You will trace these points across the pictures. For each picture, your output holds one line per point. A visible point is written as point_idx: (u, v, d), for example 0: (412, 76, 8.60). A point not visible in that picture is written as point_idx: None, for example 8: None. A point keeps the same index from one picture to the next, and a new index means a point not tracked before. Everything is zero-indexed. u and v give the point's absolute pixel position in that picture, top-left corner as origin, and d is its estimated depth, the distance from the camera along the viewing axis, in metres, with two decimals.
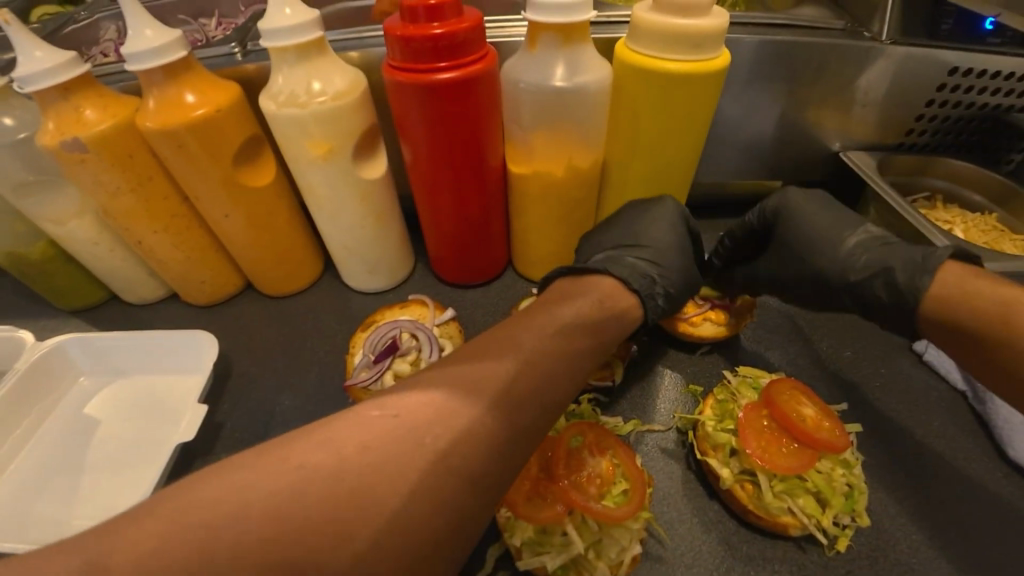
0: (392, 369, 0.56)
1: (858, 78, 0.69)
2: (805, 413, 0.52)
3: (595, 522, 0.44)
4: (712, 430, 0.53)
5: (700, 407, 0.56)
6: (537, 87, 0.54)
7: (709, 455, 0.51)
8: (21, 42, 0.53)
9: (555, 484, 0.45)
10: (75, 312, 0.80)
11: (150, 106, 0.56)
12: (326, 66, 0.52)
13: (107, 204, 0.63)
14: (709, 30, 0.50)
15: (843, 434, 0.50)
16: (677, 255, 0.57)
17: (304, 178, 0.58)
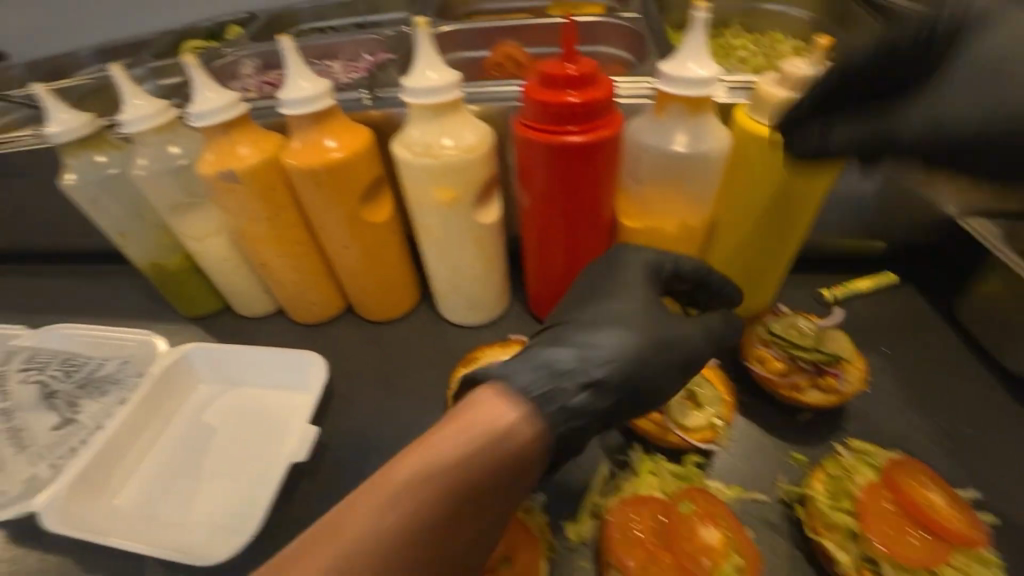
0: None
1: None
2: (932, 500, 0.49)
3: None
4: (827, 510, 0.50)
5: (809, 480, 0.53)
6: (656, 150, 0.57)
7: (822, 535, 0.49)
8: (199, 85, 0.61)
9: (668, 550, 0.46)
10: (195, 318, 0.87)
11: (295, 146, 0.62)
12: (459, 123, 0.57)
13: (245, 228, 0.69)
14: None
15: (979, 527, 0.47)
16: (617, 339, 0.50)
17: (425, 219, 0.62)
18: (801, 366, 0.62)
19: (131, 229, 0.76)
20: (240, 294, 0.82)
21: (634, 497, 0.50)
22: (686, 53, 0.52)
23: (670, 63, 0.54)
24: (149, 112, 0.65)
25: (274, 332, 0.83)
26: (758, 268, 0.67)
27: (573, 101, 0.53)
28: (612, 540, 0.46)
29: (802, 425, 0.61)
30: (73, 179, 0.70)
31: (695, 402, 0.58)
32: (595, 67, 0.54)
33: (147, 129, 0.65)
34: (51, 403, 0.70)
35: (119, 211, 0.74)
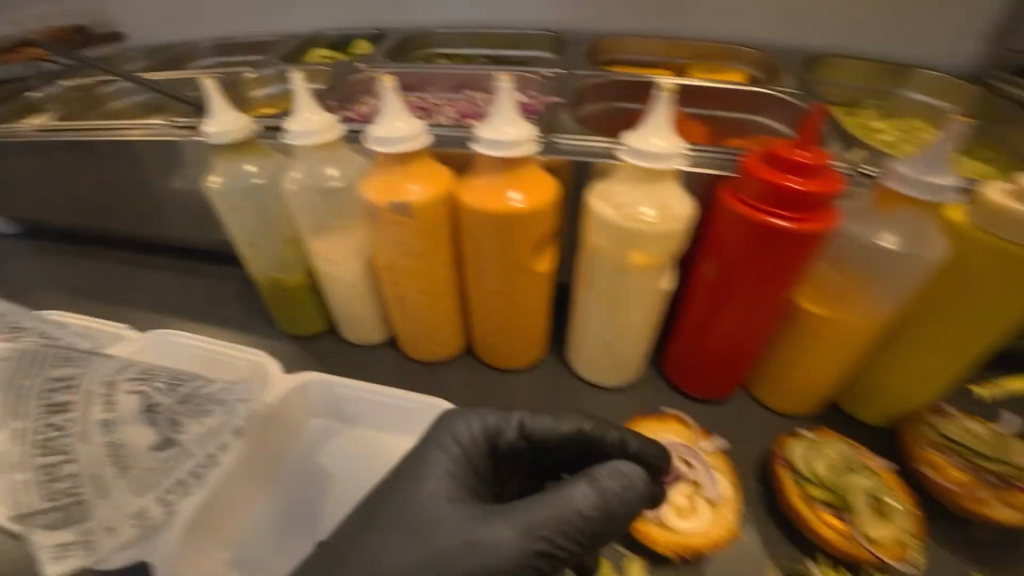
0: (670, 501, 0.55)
1: None
2: None
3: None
4: None
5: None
6: (864, 245, 0.55)
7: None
8: (390, 111, 0.58)
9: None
10: (297, 336, 0.83)
11: (479, 188, 0.58)
12: (668, 192, 0.54)
13: (394, 260, 0.65)
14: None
15: None
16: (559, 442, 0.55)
17: (599, 278, 0.60)
18: (985, 481, 0.59)
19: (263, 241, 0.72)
20: (354, 320, 0.77)
21: None
22: (923, 157, 0.50)
23: (906, 163, 0.51)
24: (319, 127, 0.62)
25: (383, 364, 0.79)
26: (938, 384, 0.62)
27: (796, 189, 0.51)
28: None
29: (972, 548, 0.58)
30: (217, 185, 0.66)
31: (883, 512, 0.54)
32: (827, 159, 0.51)
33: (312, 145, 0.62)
34: (153, 418, 0.57)
35: (253, 221, 0.70)
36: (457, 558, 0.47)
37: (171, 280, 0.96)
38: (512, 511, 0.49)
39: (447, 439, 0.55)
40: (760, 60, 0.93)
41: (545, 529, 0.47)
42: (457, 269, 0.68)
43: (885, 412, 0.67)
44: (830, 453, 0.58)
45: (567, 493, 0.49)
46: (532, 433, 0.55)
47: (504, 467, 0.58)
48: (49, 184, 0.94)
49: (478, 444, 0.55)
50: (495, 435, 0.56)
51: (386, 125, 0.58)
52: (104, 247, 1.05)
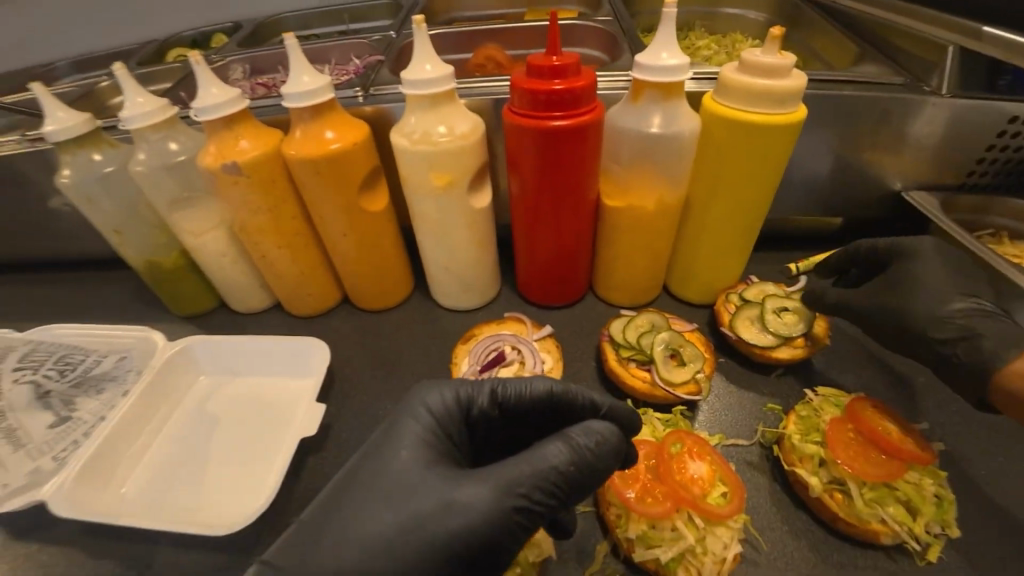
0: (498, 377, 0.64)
1: (918, 124, 0.73)
2: (888, 427, 0.56)
3: (703, 520, 0.49)
4: (799, 443, 0.56)
5: (785, 423, 0.60)
6: (635, 133, 0.63)
7: (797, 467, 0.55)
8: (201, 81, 0.63)
9: (663, 483, 0.51)
10: (188, 317, 0.88)
11: (296, 137, 0.65)
12: (453, 112, 0.61)
13: (245, 220, 0.71)
14: (789, 86, 0.57)
15: (927, 447, 0.54)
16: (528, 405, 0.52)
17: (422, 204, 0.66)
18: (772, 329, 0.68)
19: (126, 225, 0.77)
20: (234, 289, 0.83)
21: (633, 440, 0.56)
22: (658, 47, 0.59)
23: (644, 54, 0.60)
24: (151, 109, 0.67)
25: (270, 326, 0.85)
26: (731, 248, 0.72)
27: (557, 90, 0.58)
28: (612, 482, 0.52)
29: (773, 378, 0.68)
30: (66, 178, 0.71)
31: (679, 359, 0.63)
32: (575, 58, 0.59)
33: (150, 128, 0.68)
34: (46, 403, 0.68)
35: (111, 209, 0.75)
36: (438, 525, 0.40)
37: (68, 289, 0.99)
38: (488, 470, 0.43)
39: (420, 408, 0.49)
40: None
41: (524, 486, 0.42)
42: (309, 223, 0.75)
43: (704, 286, 0.77)
44: (640, 322, 0.68)
45: (541, 449, 0.45)
46: (504, 399, 0.51)
47: (474, 437, 0.53)
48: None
49: (449, 411, 0.49)
50: (468, 403, 0.51)
51: (201, 93, 0.63)
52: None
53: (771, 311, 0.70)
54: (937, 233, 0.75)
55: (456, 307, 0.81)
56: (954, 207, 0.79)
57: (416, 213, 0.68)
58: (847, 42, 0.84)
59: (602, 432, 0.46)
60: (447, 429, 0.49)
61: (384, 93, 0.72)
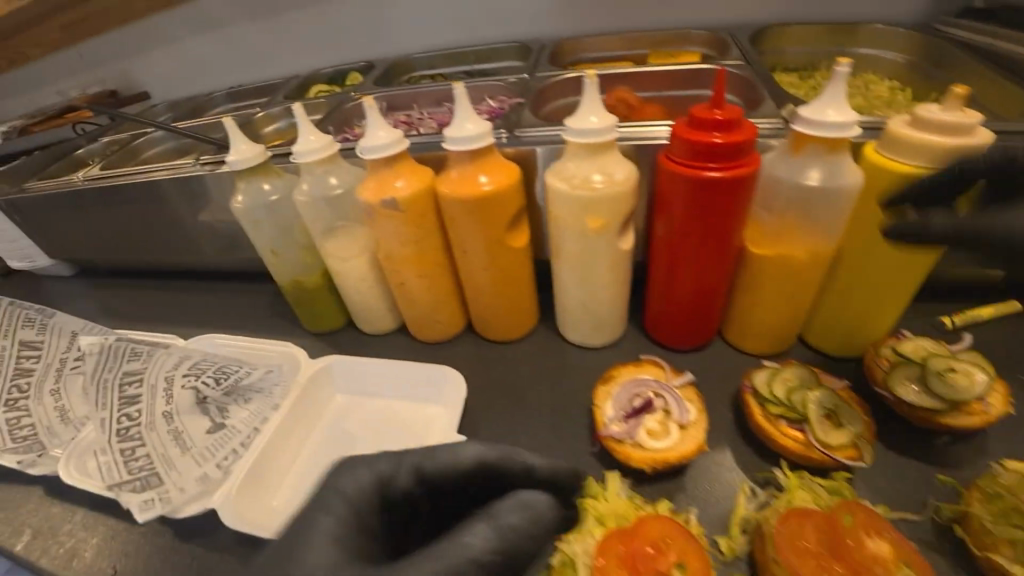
0: (645, 426, 0.63)
1: None
2: None
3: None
4: (992, 526, 0.50)
5: (966, 498, 0.54)
6: (790, 184, 0.62)
7: (993, 552, 0.50)
8: (371, 123, 0.68)
9: (842, 558, 0.48)
10: (318, 333, 0.94)
11: (452, 177, 0.69)
12: (611, 160, 0.64)
13: (392, 250, 0.75)
14: (974, 145, 0.54)
15: None
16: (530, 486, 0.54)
17: (573, 244, 0.69)
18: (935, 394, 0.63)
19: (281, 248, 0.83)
20: (367, 312, 0.88)
21: (796, 509, 0.52)
22: (822, 104, 0.58)
23: (808, 108, 0.59)
24: (318, 145, 0.73)
25: (396, 348, 0.89)
26: (885, 304, 0.68)
27: (717, 142, 0.59)
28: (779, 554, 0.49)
29: (937, 448, 0.63)
30: (241, 203, 0.78)
31: (836, 420, 0.60)
32: (738, 111, 0.60)
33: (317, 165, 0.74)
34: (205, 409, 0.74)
35: (271, 233, 0.82)
36: None
37: (209, 299, 1.09)
38: None
39: (346, 474, 0.52)
40: (708, 40, 1.02)
41: None
42: (449, 255, 0.79)
43: (845, 340, 0.73)
44: (788, 376, 0.65)
45: (463, 539, 0.49)
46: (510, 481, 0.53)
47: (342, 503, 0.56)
48: (99, 227, 1.08)
49: (371, 492, 0.51)
50: (386, 481, 0.53)
51: (370, 134, 0.68)
52: (149, 280, 1.19)
53: (937, 372, 0.63)
54: None
55: (582, 342, 0.83)
56: None
57: (560, 250, 0.72)
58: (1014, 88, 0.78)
59: (522, 510, 0.51)
60: (350, 502, 0.50)
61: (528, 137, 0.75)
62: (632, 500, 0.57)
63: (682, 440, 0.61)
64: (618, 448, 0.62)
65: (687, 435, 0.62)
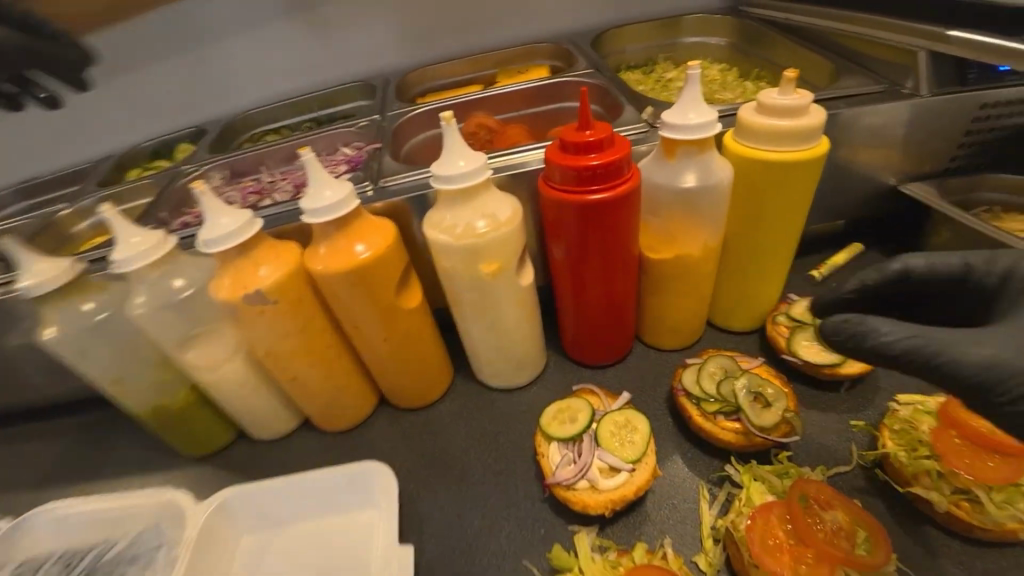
0: (597, 463, 0.59)
1: (889, 124, 0.78)
2: (832, 519, 0.52)
3: (856, 572, 0.49)
4: (910, 460, 0.58)
5: (882, 441, 0.62)
6: (666, 188, 0.63)
7: (915, 485, 0.57)
8: (212, 210, 0.58)
9: (810, 544, 0.50)
10: (202, 457, 0.78)
11: (322, 251, 0.60)
12: (491, 200, 0.58)
13: (273, 347, 0.64)
14: (806, 126, 0.59)
15: (883, 540, 0.50)
16: None
17: (461, 293, 0.63)
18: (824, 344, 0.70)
19: (144, 380, 0.69)
20: (259, 419, 0.75)
21: (758, 508, 0.54)
22: (683, 107, 0.58)
23: (670, 112, 0.59)
24: (146, 247, 0.60)
25: (301, 452, 0.76)
26: (772, 274, 0.73)
27: (592, 166, 0.57)
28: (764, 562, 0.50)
29: (843, 392, 0.71)
30: (52, 335, 0.62)
31: (764, 401, 0.63)
32: (613, 129, 0.58)
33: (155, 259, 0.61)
34: None
35: (104, 355, 0.66)
36: None
37: (41, 450, 0.85)
38: None
39: None
40: (553, 52, 1.04)
41: None
42: (339, 332, 0.69)
43: (749, 314, 0.77)
44: (713, 369, 0.67)
45: None
46: None
47: None
48: None
49: None
50: None
51: (212, 223, 0.58)
52: None
53: None
54: (946, 221, 0.80)
55: (495, 383, 0.77)
56: (951, 190, 0.84)
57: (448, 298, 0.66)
58: (818, 57, 0.88)
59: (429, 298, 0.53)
60: None
61: (397, 184, 0.71)
62: (605, 557, 0.54)
63: (637, 472, 0.59)
64: (570, 495, 0.57)
65: (640, 471, 0.59)
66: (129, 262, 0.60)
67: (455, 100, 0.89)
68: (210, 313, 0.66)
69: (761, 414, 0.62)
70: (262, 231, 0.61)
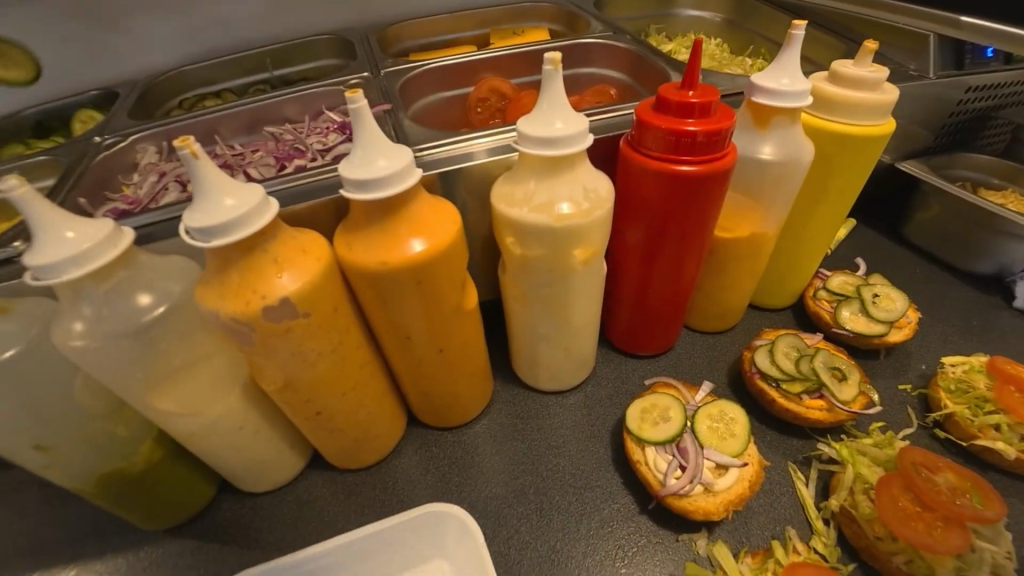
0: (707, 463, 0.53)
1: (903, 102, 0.80)
2: (942, 479, 0.52)
3: (976, 528, 0.49)
4: (976, 416, 0.60)
5: (941, 400, 0.63)
6: (747, 157, 0.58)
7: (981, 438, 0.59)
8: (206, 188, 0.40)
9: (935, 507, 0.49)
10: (178, 527, 0.58)
11: (366, 242, 0.46)
12: (585, 173, 0.48)
13: (297, 373, 0.48)
14: (885, 99, 0.58)
15: (993, 494, 0.50)
16: None
17: (539, 290, 0.53)
18: (869, 316, 0.71)
19: (92, 439, 0.49)
20: (259, 467, 0.57)
21: (876, 480, 0.52)
22: (779, 70, 0.54)
23: (762, 75, 0.55)
24: (93, 245, 0.41)
25: (318, 498, 0.60)
26: (819, 251, 0.72)
27: (690, 131, 0.50)
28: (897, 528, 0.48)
29: (883, 358, 0.72)
30: None
31: (841, 376, 0.62)
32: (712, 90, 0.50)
33: (108, 261, 0.42)
34: None
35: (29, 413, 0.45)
36: None
37: None
38: None
39: None
40: (553, 13, 0.93)
41: None
42: (373, 344, 0.54)
43: (792, 291, 0.76)
44: (785, 349, 0.64)
45: None
46: None
47: None
48: None
49: None
50: None
51: (208, 207, 0.40)
52: None
53: (870, 302, 0.72)
54: (939, 197, 0.86)
55: (547, 387, 0.67)
56: (935, 168, 0.90)
57: (517, 292, 0.55)
58: (823, 35, 0.89)
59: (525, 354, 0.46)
60: None
61: (431, 157, 0.57)
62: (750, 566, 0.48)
63: (746, 466, 0.54)
64: (685, 503, 0.51)
65: (748, 464, 0.54)
66: (66, 270, 0.40)
67: (456, 59, 0.74)
68: (195, 336, 0.48)
69: (846, 390, 0.61)
70: (277, 219, 0.45)
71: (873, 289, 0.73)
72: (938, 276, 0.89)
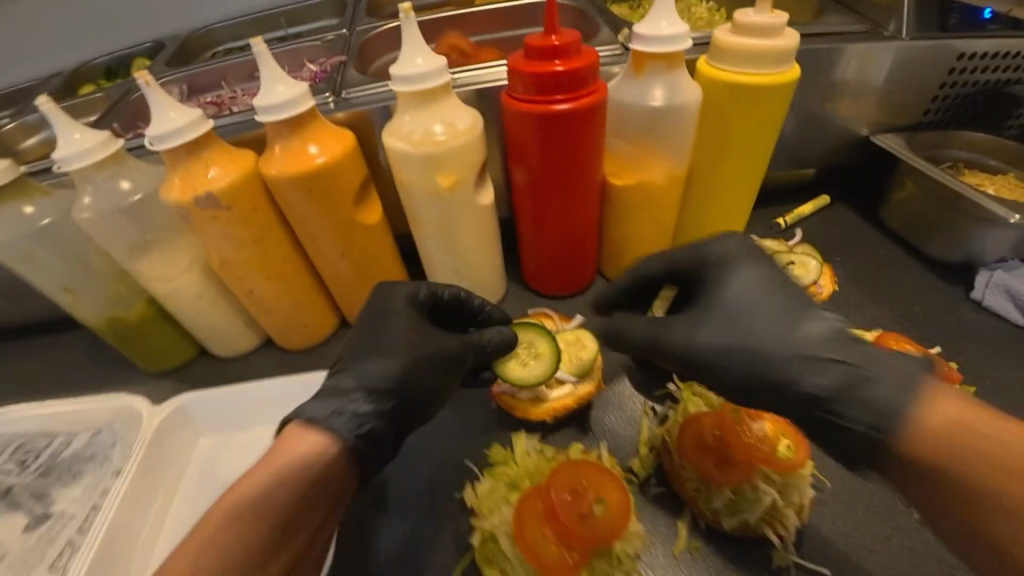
0: None
1: (869, 67, 0.77)
2: (760, 428, 0.54)
3: (777, 475, 0.51)
4: None
5: None
6: (632, 105, 0.62)
7: None
8: (157, 103, 0.55)
9: (732, 446, 0.52)
10: (165, 372, 0.78)
11: (276, 154, 0.59)
12: (449, 108, 0.57)
13: (227, 254, 0.63)
14: (778, 48, 0.58)
15: (801, 450, 0.53)
16: None
17: (420, 212, 0.63)
18: None
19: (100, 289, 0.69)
20: (218, 334, 0.75)
21: (693, 415, 0.55)
22: (654, 18, 0.57)
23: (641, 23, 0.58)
24: (92, 145, 0.58)
25: (261, 368, 0.77)
26: (734, 209, 0.73)
27: (556, 71, 0.56)
28: (689, 457, 0.52)
29: None
30: None
31: None
32: (574, 35, 0.56)
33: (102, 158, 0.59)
34: (12, 501, 0.63)
35: (57, 262, 0.65)
36: None
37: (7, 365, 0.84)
38: None
39: None
40: None
41: None
42: (296, 244, 0.68)
43: None
44: None
45: None
46: None
47: None
48: None
49: None
50: None
51: (158, 118, 0.55)
52: None
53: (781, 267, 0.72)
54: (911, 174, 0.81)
55: None
56: (917, 143, 0.84)
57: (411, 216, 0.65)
58: None
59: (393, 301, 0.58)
60: None
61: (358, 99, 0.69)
62: (540, 453, 0.56)
63: (582, 384, 0.61)
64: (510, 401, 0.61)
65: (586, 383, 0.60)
66: (73, 160, 0.57)
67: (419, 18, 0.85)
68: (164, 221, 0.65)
69: None
70: (213, 133, 0.59)
71: (791, 257, 0.73)
72: (903, 260, 0.84)
